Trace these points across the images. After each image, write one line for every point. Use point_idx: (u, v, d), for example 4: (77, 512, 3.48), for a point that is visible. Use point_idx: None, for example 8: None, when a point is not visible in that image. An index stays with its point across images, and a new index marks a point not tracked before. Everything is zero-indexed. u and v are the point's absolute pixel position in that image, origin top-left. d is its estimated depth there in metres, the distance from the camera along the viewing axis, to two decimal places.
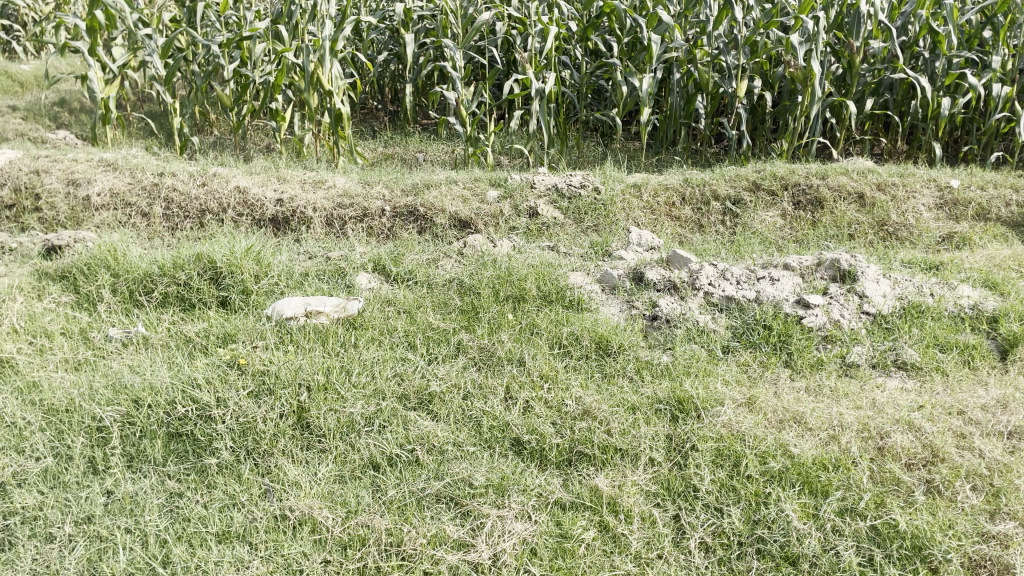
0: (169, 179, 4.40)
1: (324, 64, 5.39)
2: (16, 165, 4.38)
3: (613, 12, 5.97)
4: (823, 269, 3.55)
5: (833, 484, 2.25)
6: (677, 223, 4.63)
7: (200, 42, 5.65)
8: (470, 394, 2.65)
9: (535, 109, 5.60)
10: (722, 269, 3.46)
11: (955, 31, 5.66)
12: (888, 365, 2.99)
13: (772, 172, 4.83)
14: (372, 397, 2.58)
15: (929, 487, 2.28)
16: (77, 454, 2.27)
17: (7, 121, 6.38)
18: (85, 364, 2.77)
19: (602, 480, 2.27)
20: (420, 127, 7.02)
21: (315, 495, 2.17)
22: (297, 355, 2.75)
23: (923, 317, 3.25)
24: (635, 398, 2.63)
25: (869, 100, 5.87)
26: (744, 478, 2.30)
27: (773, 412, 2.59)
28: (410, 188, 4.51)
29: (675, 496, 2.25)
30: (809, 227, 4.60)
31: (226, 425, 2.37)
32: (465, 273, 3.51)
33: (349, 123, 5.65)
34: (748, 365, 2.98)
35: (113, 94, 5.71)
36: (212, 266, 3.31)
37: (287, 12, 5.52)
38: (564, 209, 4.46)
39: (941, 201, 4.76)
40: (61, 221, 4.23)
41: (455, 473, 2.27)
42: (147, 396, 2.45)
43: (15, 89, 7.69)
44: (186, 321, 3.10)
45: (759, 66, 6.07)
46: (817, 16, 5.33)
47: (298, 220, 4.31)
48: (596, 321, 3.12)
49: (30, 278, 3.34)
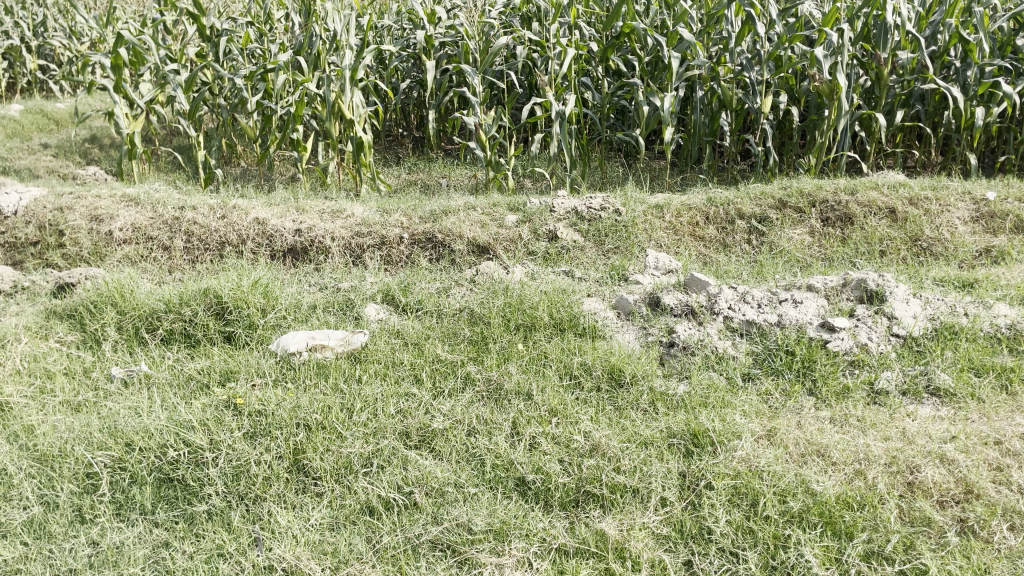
0: (189, 212, 4.37)
1: (345, 93, 5.34)
2: (40, 202, 4.40)
3: (634, 32, 5.87)
4: (849, 290, 3.38)
5: (858, 525, 2.11)
6: (701, 243, 4.48)
7: (224, 75, 5.64)
8: (475, 430, 2.55)
9: (556, 131, 5.49)
10: (742, 291, 3.31)
11: (988, 38, 5.47)
12: (919, 393, 2.83)
13: (798, 190, 4.68)
14: (372, 436, 2.48)
15: (962, 527, 2.12)
16: (64, 502, 2.23)
17: (38, 159, 6.46)
18: (85, 406, 2.73)
19: (610, 524, 2.14)
20: (442, 151, 6.96)
21: (304, 544, 2.08)
22: (297, 394, 2.68)
23: (958, 339, 3.07)
24: (648, 433, 2.50)
25: (899, 112, 5.70)
26: (763, 519, 2.15)
27: (795, 444, 2.44)
28: (429, 215, 4.42)
29: (688, 539, 2.12)
30: (839, 244, 4.42)
31: (219, 469, 2.31)
32: (475, 301, 3.41)
33: (370, 150, 5.58)
34: (770, 394, 2.82)
35: (139, 129, 5.72)
36: (218, 301, 3.24)
37: (308, 42, 5.50)
38: (584, 232, 4.35)
39: (978, 214, 4.54)
40: (84, 256, 4.22)
41: (454, 518, 2.17)
42: (139, 439, 2.40)
43: (49, 127, 7.81)
44: (189, 359, 3.05)
45: (785, 81, 5.92)
46: (842, 28, 5.19)
47: (316, 250, 4.26)
48: (609, 350, 2.98)
49: (39, 317, 3.31)
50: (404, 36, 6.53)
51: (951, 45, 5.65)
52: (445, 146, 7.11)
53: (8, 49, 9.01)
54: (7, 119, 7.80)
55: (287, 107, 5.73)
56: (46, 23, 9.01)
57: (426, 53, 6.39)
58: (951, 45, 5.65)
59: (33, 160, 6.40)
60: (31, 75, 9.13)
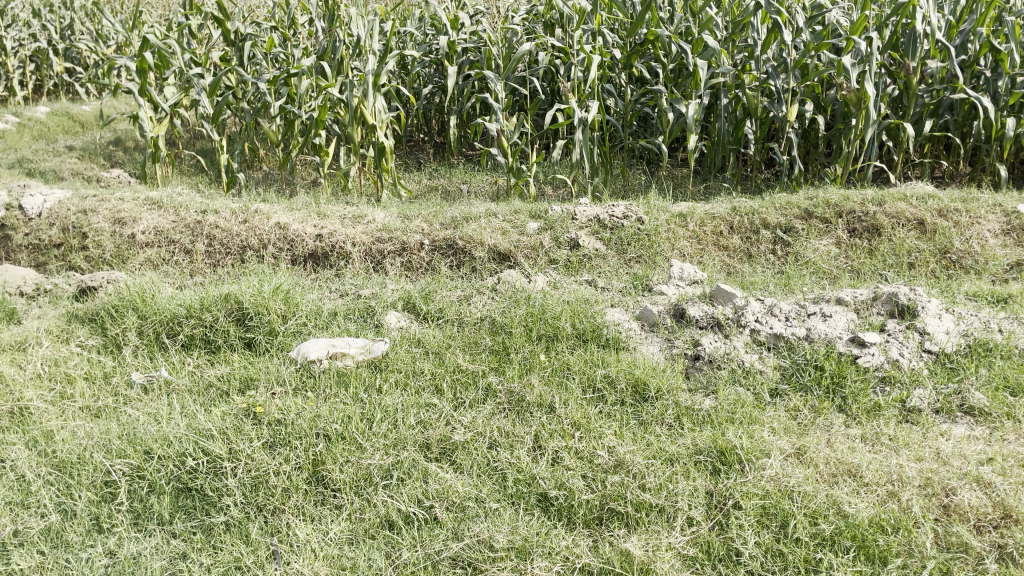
0: (211, 216, 4.35)
1: (368, 98, 5.27)
2: (65, 205, 4.42)
3: (658, 39, 5.82)
4: (880, 304, 3.30)
5: (892, 549, 2.04)
6: (724, 253, 4.42)
7: (247, 79, 5.63)
8: (496, 442, 2.50)
9: (579, 138, 5.43)
10: (770, 304, 3.25)
11: (1019, 48, 5.38)
12: (953, 411, 2.76)
13: (825, 200, 4.60)
14: (393, 447, 2.44)
15: (1001, 553, 2.05)
16: (81, 511, 2.21)
17: (63, 161, 6.49)
18: (104, 412, 2.71)
19: (635, 544, 2.08)
20: (464, 157, 6.94)
21: (324, 559, 2.05)
22: (318, 403, 2.65)
23: (992, 356, 3.00)
24: (674, 449, 2.44)
25: (928, 122, 5.61)
26: (792, 541, 2.09)
27: (826, 464, 2.38)
28: (450, 221, 4.38)
29: (715, 561, 2.06)
30: (865, 255, 4.35)
31: (237, 479, 2.28)
32: (497, 311, 3.36)
33: (392, 155, 5.55)
34: (798, 411, 2.76)
35: (162, 132, 5.71)
36: (238, 307, 3.21)
37: (332, 47, 5.48)
38: (606, 240, 4.29)
39: (1010, 226, 4.44)
40: (107, 259, 4.22)
41: (475, 534, 2.12)
42: (157, 447, 2.38)
43: (75, 128, 7.86)
44: (210, 365, 3.03)
45: (811, 90, 5.84)
46: (871, 37, 5.10)
47: (337, 255, 4.23)
48: (633, 362, 2.93)
49: (61, 321, 3.31)
50: (426, 42, 6.49)
51: (981, 55, 5.56)
52: (467, 151, 7.07)
53: (36, 52, 9.16)
54: (34, 122, 7.87)
55: (309, 112, 5.72)
56: (73, 26, 9.07)
57: (449, 59, 6.37)
58: (981, 55, 5.56)
59: (58, 162, 6.44)
60: (58, 78, 9.21)
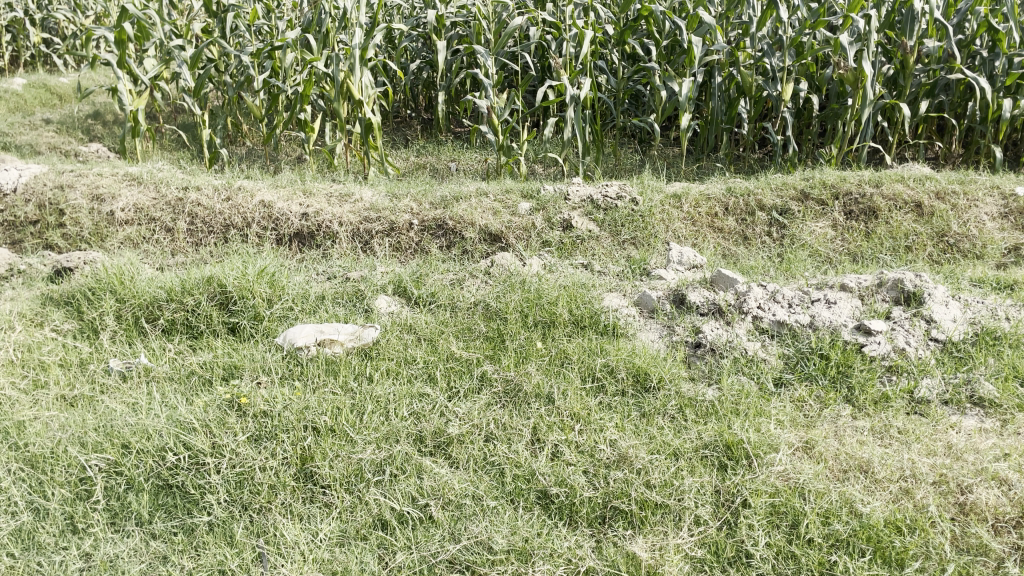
0: (193, 193, 4.20)
1: (354, 73, 5.10)
2: (41, 180, 4.24)
3: (652, 15, 5.65)
4: (885, 290, 3.21)
5: (909, 551, 1.96)
6: (720, 235, 4.31)
7: (230, 52, 5.42)
8: (493, 435, 2.39)
9: (570, 117, 5.28)
10: (773, 290, 3.15)
11: (1018, 28, 5.27)
12: (962, 402, 2.67)
13: (822, 180, 4.50)
14: (384, 441, 2.33)
15: (1021, 555, 1.97)
16: (55, 511, 2.09)
17: (39, 135, 6.28)
18: (80, 402, 2.58)
19: (641, 546, 1.99)
20: (452, 134, 6.79)
21: (313, 561, 1.95)
22: (305, 393, 2.53)
23: (1000, 345, 2.91)
24: (678, 442, 2.34)
25: (925, 103, 5.50)
26: (805, 543, 2.01)
27: (835, 459, 2.29)
28: (439, 200, 4.24)
29: (724, 563, 1.97)
30: (862, 238, 4.25)
31: (221, 476, 2.16)
32: (491, 295, 3.24)
33: (379, 131, 5.38)
34: (804, 402, 2.67)
35: (143, 105, 5.49)
36: (221, 290, 3.08)
37: (316, 20, 5.28)
38: (599, 221, 4.16)
39: (1007, 210, 4.35)
40: (85, 237, 4.06)
41: (472, 535, 2.02)
42: (136, 441, 2.26)
43: (53, 102, 7.64)
44: (191, 351, 2.90)
45: (806, 68, 5.72)
46: (870, 15, 4.96)
47: (323, 235, 4.09)
48: (633, 351, 2.83)
49: (35, 303, 3.15)
50: (415, 15, 6.29)
51: (979, 35, 5.44)
52: (455, 128, 6.91)
53: (12, 22, 8.87)
54: (10, 94, 7.62)
55: (294, 86, 5.53)
56: None
57: (437, 34, 6.18)
58: (979, 35, 5.44)
59: (34, 136, 6.22)
60: (35, 49, 8.92)
